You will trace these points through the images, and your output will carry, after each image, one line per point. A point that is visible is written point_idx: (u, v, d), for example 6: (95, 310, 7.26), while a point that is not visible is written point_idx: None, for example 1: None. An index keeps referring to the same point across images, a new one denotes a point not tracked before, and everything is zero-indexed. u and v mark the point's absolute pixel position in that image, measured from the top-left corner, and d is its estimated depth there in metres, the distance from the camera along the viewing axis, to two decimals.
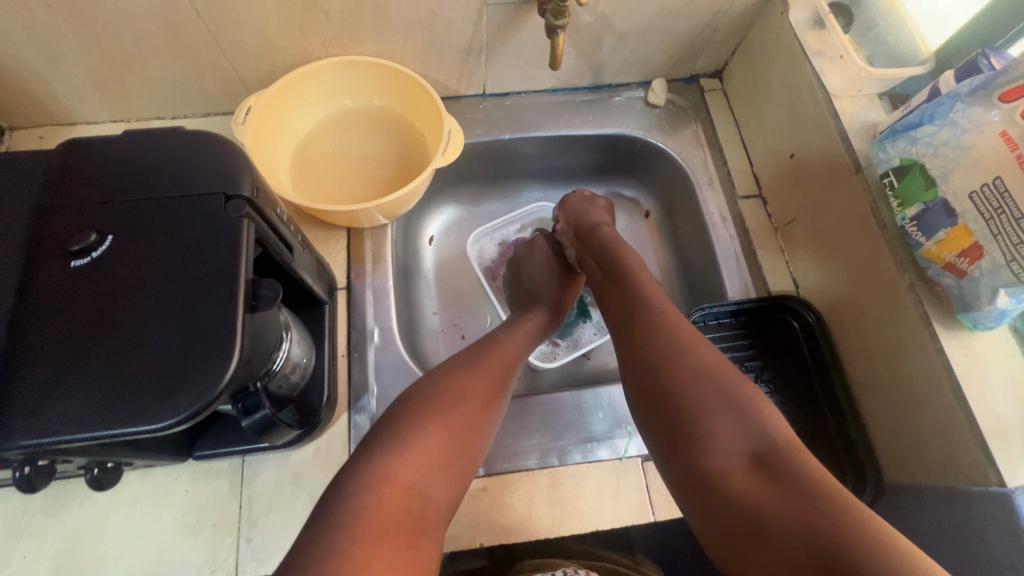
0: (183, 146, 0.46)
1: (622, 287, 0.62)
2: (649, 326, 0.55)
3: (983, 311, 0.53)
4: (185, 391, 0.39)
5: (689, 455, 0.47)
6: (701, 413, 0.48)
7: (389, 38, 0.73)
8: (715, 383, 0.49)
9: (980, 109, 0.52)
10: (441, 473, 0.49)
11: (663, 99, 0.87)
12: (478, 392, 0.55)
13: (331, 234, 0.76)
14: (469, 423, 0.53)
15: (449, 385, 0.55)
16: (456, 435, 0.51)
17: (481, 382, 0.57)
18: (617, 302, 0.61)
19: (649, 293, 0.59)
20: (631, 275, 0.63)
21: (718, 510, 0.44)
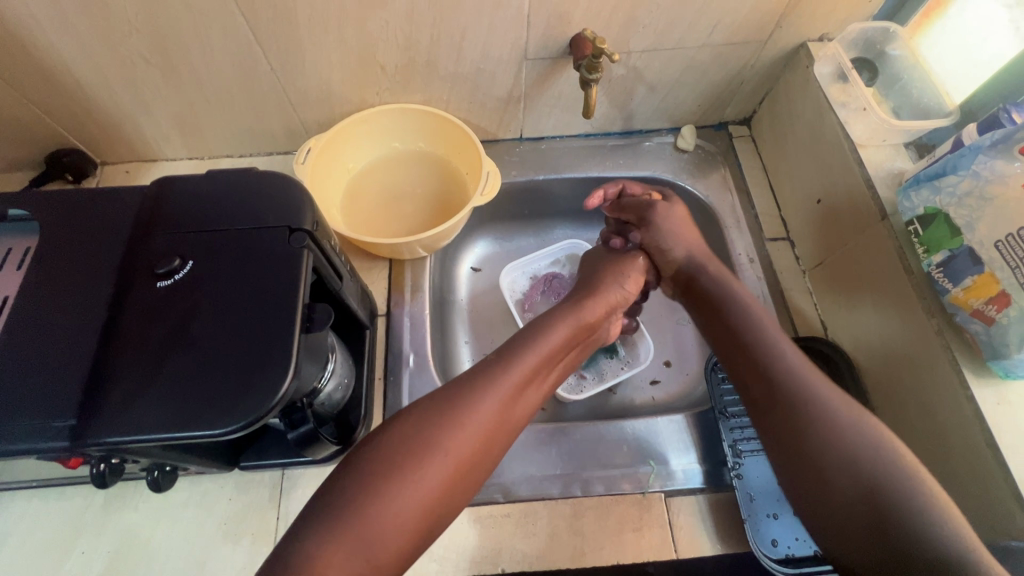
0: (258, 185, 0.53)
1: (753, 369, 0.59)
2: (791, 420, 0.54)
3: (1012, 359, 0.53)
4: (245, 401, 0.43)
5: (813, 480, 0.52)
6: (823, 441, 0.52)
7: (436, 89, 0.80)
8: (823, 417, 0.53)
9: (1002, 161, 0.53)
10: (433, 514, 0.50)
11: (692, 145, 0.90)
12: (482, 421, 0.54)
13: (375, 264, 0.82)
14: (466, 466, 0.52)
15: (434, 443, 0.51)
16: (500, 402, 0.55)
17: (495, 398, 0.55)
18: (771, 411, 0.56)
19: (785, 358, 0.58)
20: (771, 359, 0.59)
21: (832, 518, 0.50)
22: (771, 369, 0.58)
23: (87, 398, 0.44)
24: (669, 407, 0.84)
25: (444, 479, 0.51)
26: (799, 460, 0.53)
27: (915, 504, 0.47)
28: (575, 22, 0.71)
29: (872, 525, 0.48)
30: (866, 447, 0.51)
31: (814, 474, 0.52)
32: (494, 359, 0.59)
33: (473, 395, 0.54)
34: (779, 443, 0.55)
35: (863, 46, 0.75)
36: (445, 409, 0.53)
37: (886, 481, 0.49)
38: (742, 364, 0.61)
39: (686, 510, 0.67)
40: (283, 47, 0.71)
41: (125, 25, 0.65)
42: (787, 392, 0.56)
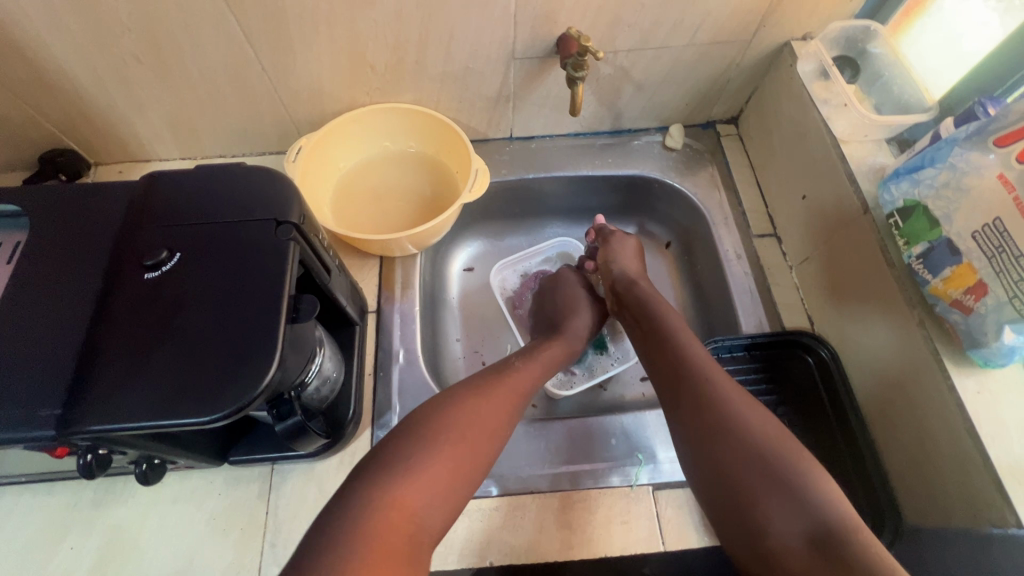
0: (245, 180, 0.54)
1: (669, 365, 0.62)
2: (694, 405, 0.57)
3: (990, 347, 0.54)
4: (229, 391, 0.44)
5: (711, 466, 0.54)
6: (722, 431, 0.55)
7: (426, 88, 0.81)
8: (723, 408, 0.56)
9: (976, 153, 0.54)
10: (460, 482, 0.53)
11: (680, 143, 0.91)
12: (501, 406, 0.59)
13: (365, 262, 0.82)
14: (476, 453, 0.55)
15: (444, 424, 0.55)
16: (501, 397, 0.60)
17: (507, 394, 0.61)
18: (683, 402, 0.58)
19: (694, 355, 0.62)
20: (681, 356, 0.62)
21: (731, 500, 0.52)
22: (681, 361, 0.61)
23: (74, 387, 0.44)
24: (659, 403, 0.84)
25: (471, 449, 0.55)
26: (700, 441, 0.55)
27: (804, 479, 0.50)
28: (561, 21, 0.72)
29: (758, 500, 0.51)
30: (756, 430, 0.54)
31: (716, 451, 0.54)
32: (508, 363, 0.66)
33: (498, 385, 0.61)
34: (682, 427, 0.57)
35: (844, 44, 0.76)
36: (474, 394, 0.59)
37: (774, 468, 0.51)
38: (657, 359, 0.64)
39: (674, 503, 0.67)
40: (274, 47, 0.71)
41: (117, 25, 0.66)
42: (692, 380, 0.59)
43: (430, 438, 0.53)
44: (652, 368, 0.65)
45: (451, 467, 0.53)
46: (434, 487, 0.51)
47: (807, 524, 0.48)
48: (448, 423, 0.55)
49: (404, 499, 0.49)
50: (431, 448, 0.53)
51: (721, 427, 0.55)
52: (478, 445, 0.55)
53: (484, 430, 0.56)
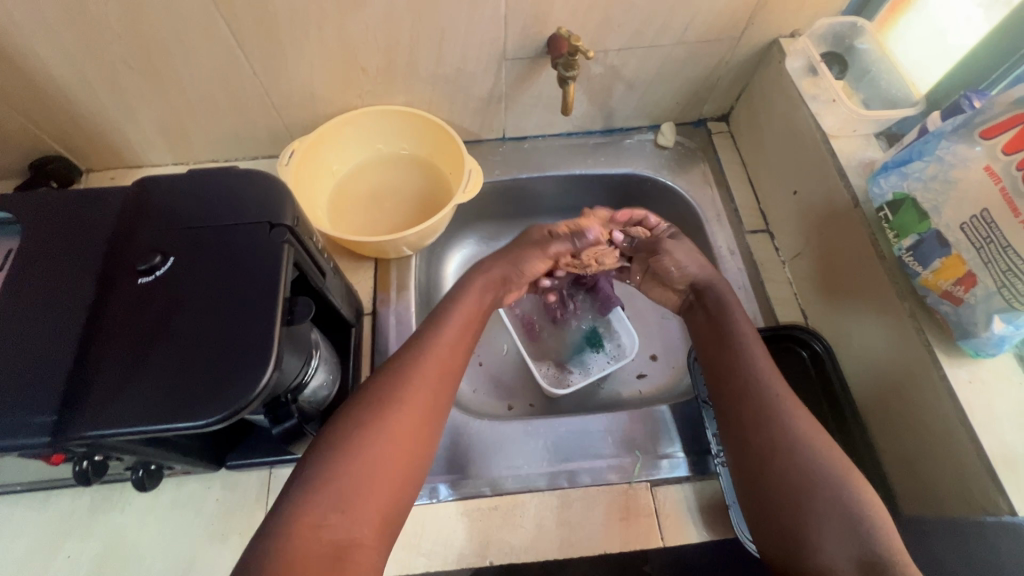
0: (238, 183, 0.54)
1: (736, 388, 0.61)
2: (755, 424, 0.57)
3: (981, 337, 0.54)
4: (227, 394, 0.44)
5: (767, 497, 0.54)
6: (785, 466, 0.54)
7: (418, 90, 0.81)
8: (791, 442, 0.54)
9: (963, 145, 0.55)
10: (415, 460, 0.52)
11: (672, 141, 0.92)
12: (428, 376, 0.56)
13: (360, 264, 0.82)
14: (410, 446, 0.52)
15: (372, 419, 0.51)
16: (428, 375, 0.56)
17: (436, 358, 0.57)
18: (750, 430, 0.57)
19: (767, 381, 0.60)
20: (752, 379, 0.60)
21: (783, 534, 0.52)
22: (746, 376, 0.61)
23: (69, 393, 0.44)
24: (655, 399, 0.84)
25: (406, 440, 0.52)
26: (758, 462, 0.55)
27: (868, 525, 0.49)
28: (551, 22, 0.72)
29: (810, 524, 0.50)
30: (814, 453, 0.53)
31: (772, 473, 0.54)
32: (431, 325, 0.61)
33: (425, 351, 0.58)
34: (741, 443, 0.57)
35: (832, 40, 0.77)
36: (405, 360, 0.57)
37: (835, 508, 0.50)
38: (719, 369, 0.64)
39: (672, 498, 0.68)
40: (265, 50, 0.72)
41: (107, 31, 0.66)
42: (757, 398, 0.59)
43: (379, 417, 0.51)
44: (713, 378, 0.64)
45: (405, 447, 0.52)
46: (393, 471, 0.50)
47: (860, 550, 0.48)
48: (393, 398, 0.53)
49: (363, 486, 0.48)
50: (380, 427, 0.51)
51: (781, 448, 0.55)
52: (426, 421, 0.54)
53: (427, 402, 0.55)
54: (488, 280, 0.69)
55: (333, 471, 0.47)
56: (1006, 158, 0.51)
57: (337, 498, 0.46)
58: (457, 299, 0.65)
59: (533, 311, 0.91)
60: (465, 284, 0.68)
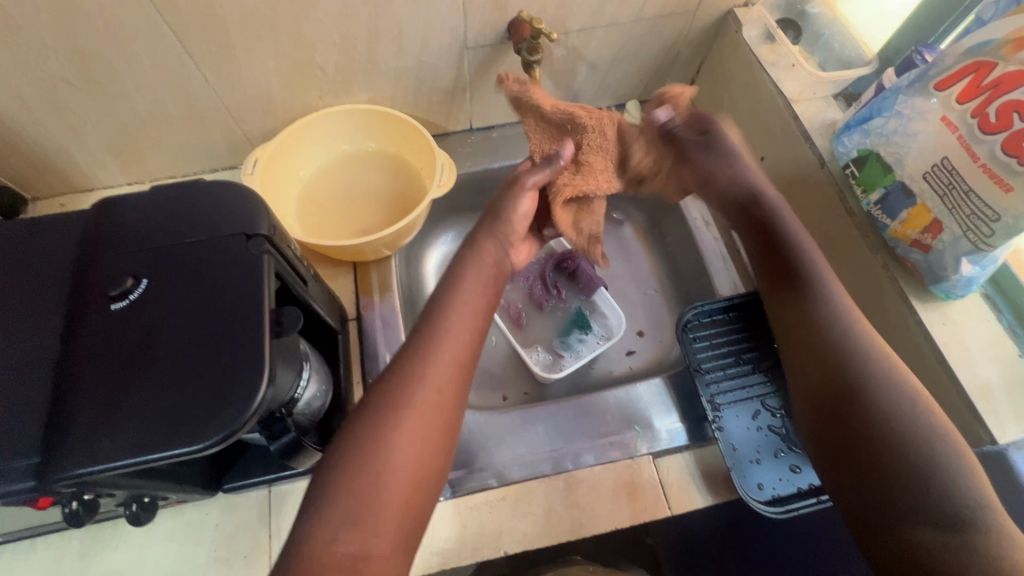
0: (208, 196, 0.51)
1: (805, 319, 0.60)
2: (819, 361, 0.57)
3: (951, 281, 0.58)
4: (220, 416, 0.42)
5: (839, 426, 0.54)
6: (855, 391, 0.54)
7: (381, 85, 0.80)
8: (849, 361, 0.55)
9: (920, 98, 0.57)
10: (433, 461, 0.49)
11: (639, 119, 0.93)
12: (447, 366, 0.52)
13: (339, 268, 0.81)
14: (429, 444, 0.49)
15: (387, 419, 0.48)
16: (446, 360, 0.53)
17: (438, 359, 0.53)
18: (807, 352, 0.59)
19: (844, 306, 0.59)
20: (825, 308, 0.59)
21: (850, 462, 0.52)
22: (814, 318, 0.59)
23: (50, 432, 0.42)
24: (646, 373, 0.86)
25: (427, 439, 0.49)
26: (824, 407, 0.55)
27: (939, 456, 0.49)
28: (510, 6, 0.71)
29: (890, 454, 0.50)
30: (895, 396, 0.52)
31: (851, 422, 0.53)
32: (433, 313, 0.56)
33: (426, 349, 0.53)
34: (813, 395, 0.57)
35: (785, 6, 0.78)
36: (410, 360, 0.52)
37: (906, 437, 0.50)
38: (791, 317, 0.62)
39: (676, 467, 0.69)
40: (216, 56, 0.68)
41: (42, 47, 0.61)
42: (831, 341, 0.57)
43: (389, 418, 0.48)
44: (792, 318, 0.62)
45: (420, 447, 0.48)
46: (409, 487, 0.47)
47: (926, 490, 0.47)
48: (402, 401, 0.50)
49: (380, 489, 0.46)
50: (392, 435, 0.48)
51: (847, 388, 0.54)
52: (441, 413, 0.51)
53: (437, 404, 0.51)
54: (488, 246, 0.64)
55: (345, 484, 0.45)
56: (961, 107, 0.53)
57: (351, 506, 0.45)
58: (459, 276, 0.59)
59: (520, 302, 0.91)
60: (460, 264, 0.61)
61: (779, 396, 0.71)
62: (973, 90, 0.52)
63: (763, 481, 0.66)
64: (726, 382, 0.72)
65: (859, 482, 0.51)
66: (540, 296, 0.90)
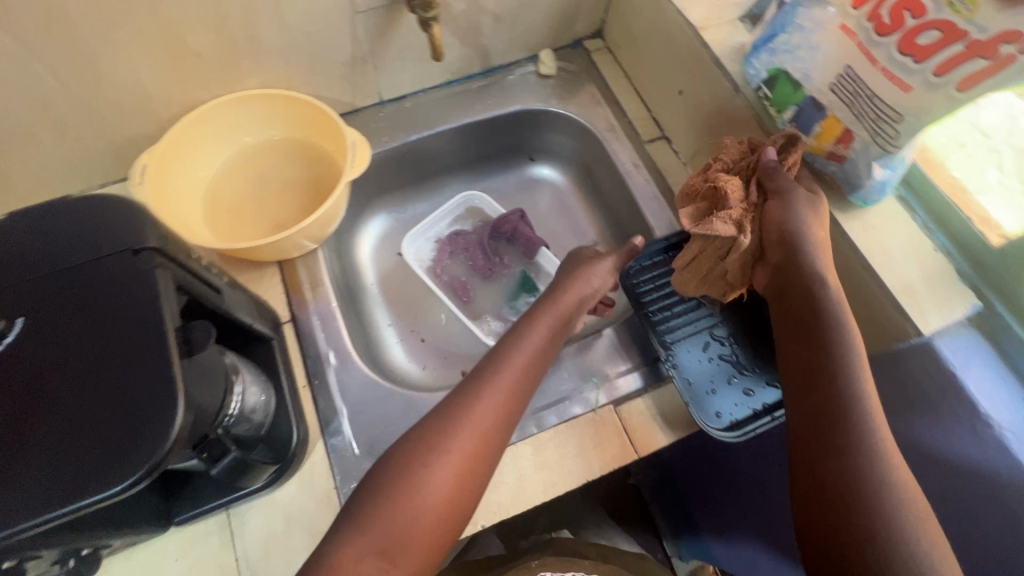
0: (78, 215, 0.45)
1: (813, 320, 0.55)
2: (812, 371, 0.52)
3: (866, 187, 0.60)
4: (133, 453, 0.38)
5: (843, 458, 0.47)
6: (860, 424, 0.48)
7: (272, 65, 0.73)
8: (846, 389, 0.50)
9: (818, 9, 0.56)
10: (461, 503, 0.52)
11: (554, 68, 0.90)
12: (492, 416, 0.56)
13: (263, 271, 0.75)
14: (459, 486, 0.52)
15: (428, 452, 0.53)
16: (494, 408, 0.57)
17: (486, 414, 0.56)
18: (813, 370, 0.52)
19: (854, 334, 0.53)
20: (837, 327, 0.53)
21: (833, 505, 0.46)
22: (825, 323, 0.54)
23: None
24: (600, 325, 0.86)
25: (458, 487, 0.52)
26: (821, 435, 0.49)
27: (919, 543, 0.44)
28: None
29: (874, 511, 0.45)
30: (876, 448, 0.47)
31: (837, 463, 0.47)
32: (501, 351, 0.63)
33: (473, 403, 0.56)
34: (815, 420, 0.50)
35: None
36: (459, 406, 0.56)
37: (880, 497, 0.45)
38: (802, 330, 0.55)
39: (638, 412, 0.70)
40: (66, 54, 0.60)
41: None
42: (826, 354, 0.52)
43: (428, 456, 0.52)
44: (800, 332, 0.55)
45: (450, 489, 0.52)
46: (438, 523, 0.51)
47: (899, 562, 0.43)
48: (439, 446, 0.53)
49: (409, 528, 0.49)
50: (427, 474, 0.52)
51: (846, 415, 0.49)
52: (477, 463, 0.54)
53: (473, 448, 0.54)
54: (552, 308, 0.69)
55: (375, 508, 0.50)
56: (857, 12, 0.53)
57: (379, 534, 0.48)
58: (528, 328, 0.66)
59: (463, 275, 0.89)
60: (529, 321, 0.67)
61: (725, 324, 0.72)
62: None
63: (720, 409, 0.66)
64: (676, 321, 0.72)
65: (827, 517, 0.46)
66: (483, 265, 0.89)
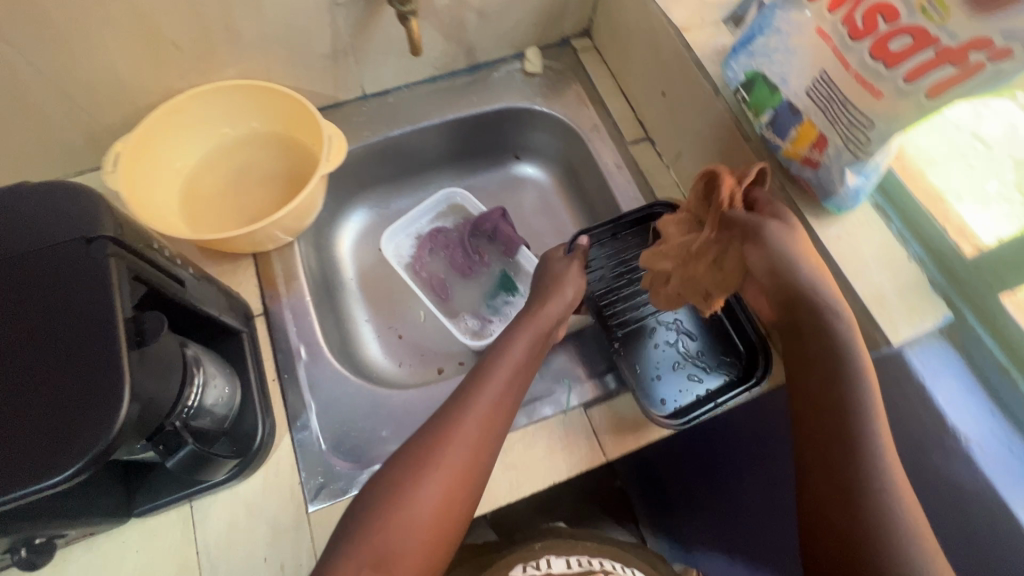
0: (34, 202, 0.45)
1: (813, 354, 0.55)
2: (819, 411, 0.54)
3: (840, 194, 0.59)
4: (75, 442, 0.37)
5: (854, 503, 0.49)
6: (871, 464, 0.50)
7: (250, 56, 0.72)
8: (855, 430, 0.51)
9: (795, 13, 0.56)
10: (456, 507, 0.53)
11: (540, 66, 0.89)
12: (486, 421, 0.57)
13: (237, 263, 0.75)
14: (456, 489, 0.53)
15: (426, 455, 0.54)
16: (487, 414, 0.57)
17: (480, 421, 0.56)
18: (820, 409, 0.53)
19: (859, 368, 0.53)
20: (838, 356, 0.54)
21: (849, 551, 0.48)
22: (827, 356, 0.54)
23: None
24: None
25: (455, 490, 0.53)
26: (830, 476, 0.51)
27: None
28: None
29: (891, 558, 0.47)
30: (882, 484, 0.49)
31: (854, 509, 0.49)
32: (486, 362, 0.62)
33: (470, 408, 0.57)
34: (824, 461, 0.52)
35: None
36: (455, 410, 0.57)
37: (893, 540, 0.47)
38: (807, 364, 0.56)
39: (608, 414, 0.69)
40: (38, 40, 0.59)
41: None
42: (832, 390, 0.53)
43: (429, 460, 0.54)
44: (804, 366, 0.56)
45: (447, 491, 0.53)
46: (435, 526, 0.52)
47: None
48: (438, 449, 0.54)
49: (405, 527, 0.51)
50: (424, 476, 0.53)
51: (861, 456, 0.51)
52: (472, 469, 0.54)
53: (471, 452, 0.55)
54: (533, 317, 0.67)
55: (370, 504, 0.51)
56: (832, 16, 0.52)
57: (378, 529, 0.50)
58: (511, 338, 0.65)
59: (443, 272, 0.89)
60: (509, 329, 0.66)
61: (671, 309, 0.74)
62: None
63: (664, 396, 0.68)
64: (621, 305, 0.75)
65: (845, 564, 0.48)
66: (462, 263, 0.89)
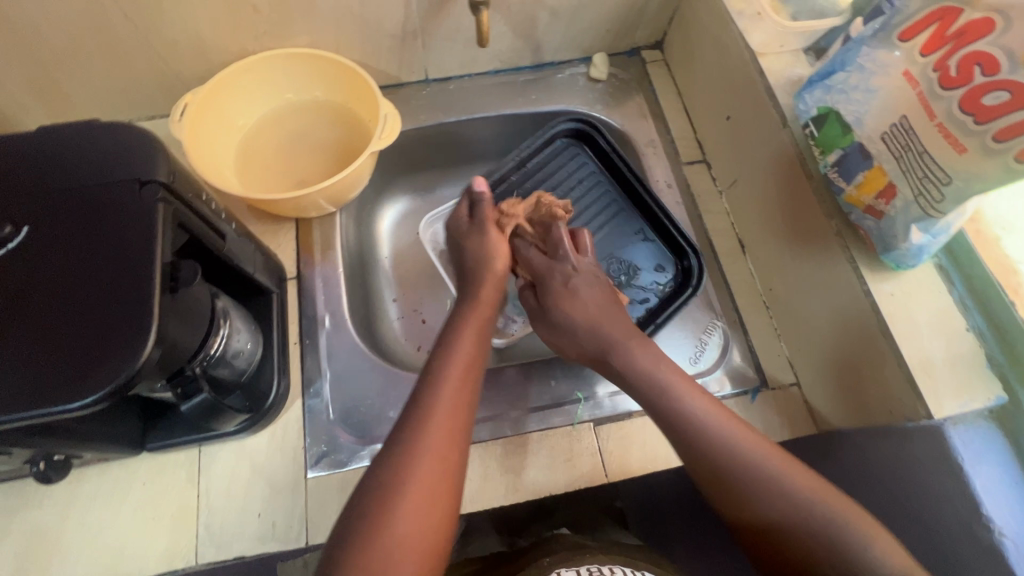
0: (99, 139, 0.47)
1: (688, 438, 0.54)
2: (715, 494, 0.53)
3: (901, 249, 0.55)
4: (100, 371, 0.39)
5: None
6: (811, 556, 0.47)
7: (323, 28, 0.74)
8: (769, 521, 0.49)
9: (883, 50, 0.52)
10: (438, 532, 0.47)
11: (605, 73, 0.88)
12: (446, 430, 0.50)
13: (280, 225, 0.77)
14: (436, 515, 0.47)
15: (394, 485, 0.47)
16: (449, 422, 0.51)
17: (440, 432, 0.50)
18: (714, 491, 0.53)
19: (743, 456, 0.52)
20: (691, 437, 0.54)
21: None
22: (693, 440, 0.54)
23: None
24: None
25: (437, 517, 0.47)
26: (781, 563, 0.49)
27: None
28: None
29: None
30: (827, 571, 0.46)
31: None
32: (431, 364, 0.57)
33: (426, 424, 0.50)
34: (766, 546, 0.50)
35: None
36: (413, 431, 0.50)
37: None
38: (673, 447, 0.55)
39: (616, 436, 0.68)
40: None
41: None
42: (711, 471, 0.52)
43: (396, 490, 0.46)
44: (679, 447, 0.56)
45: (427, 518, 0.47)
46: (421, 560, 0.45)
47: None
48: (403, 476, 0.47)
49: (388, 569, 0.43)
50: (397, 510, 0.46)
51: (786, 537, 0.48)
52: (444, 488, 0.48)
53: (442, 473, 0.48)
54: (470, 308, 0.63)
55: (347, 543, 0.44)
56: (924, 60, 0.49)
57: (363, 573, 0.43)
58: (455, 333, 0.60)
59: None
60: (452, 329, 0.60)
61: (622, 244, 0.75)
62: (938, 40, 0.47)
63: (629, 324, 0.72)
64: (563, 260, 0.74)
65: None
66: None
